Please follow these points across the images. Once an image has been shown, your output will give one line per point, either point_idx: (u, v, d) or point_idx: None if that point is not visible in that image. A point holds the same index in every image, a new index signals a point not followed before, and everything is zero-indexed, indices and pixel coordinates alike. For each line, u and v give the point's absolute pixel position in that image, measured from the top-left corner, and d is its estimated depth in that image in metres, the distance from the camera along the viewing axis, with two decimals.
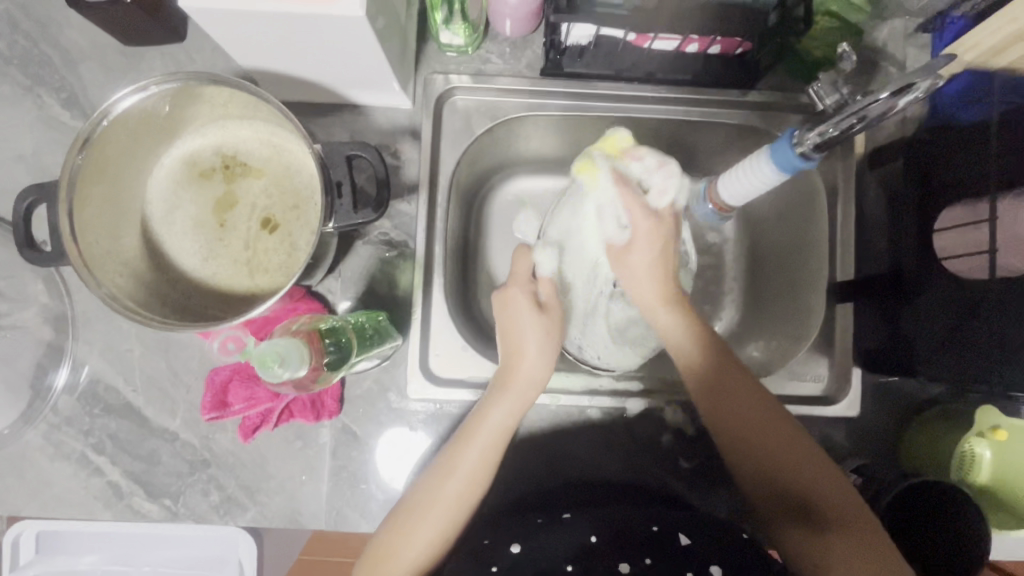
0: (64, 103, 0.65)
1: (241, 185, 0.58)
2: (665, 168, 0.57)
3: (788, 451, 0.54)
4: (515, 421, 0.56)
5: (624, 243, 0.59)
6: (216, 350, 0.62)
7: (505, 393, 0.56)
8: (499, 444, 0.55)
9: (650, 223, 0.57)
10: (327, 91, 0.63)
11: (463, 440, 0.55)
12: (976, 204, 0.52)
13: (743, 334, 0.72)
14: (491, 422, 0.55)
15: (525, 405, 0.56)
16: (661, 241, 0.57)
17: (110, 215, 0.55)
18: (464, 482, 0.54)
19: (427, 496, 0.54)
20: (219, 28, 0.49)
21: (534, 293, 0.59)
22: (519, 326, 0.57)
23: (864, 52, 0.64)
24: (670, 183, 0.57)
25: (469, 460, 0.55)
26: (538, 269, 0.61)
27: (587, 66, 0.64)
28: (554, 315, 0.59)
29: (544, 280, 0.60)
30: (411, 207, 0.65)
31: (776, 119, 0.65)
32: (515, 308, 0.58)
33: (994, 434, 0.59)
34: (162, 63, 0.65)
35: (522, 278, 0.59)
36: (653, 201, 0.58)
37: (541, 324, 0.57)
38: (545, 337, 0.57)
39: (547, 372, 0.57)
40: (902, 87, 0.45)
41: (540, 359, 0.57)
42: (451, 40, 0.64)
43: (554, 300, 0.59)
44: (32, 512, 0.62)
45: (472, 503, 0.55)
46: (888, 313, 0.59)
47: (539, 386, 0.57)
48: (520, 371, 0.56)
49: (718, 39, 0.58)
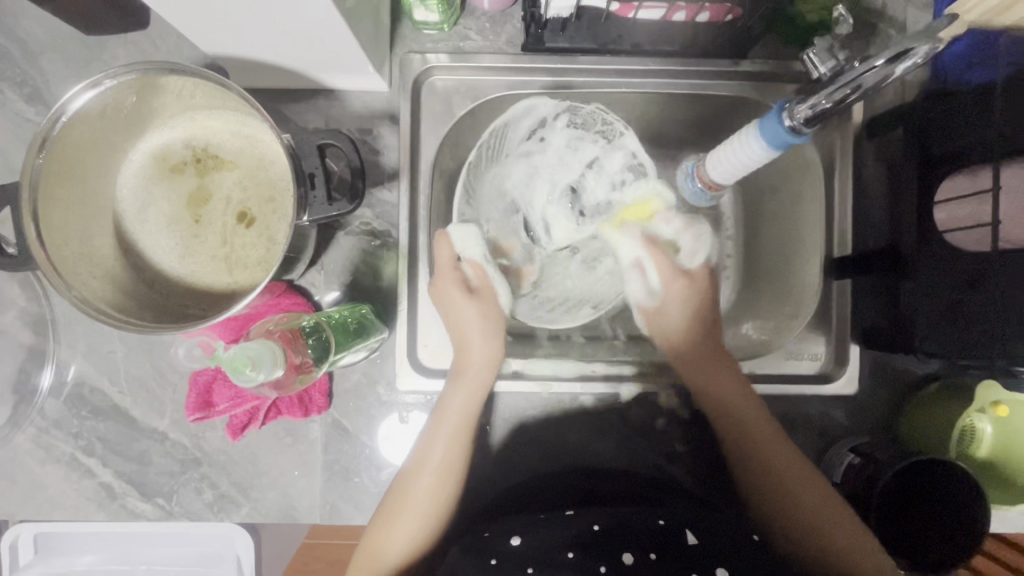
0: (27, 98, 0.62)
1: (214, 179, 0.56)
2: (693, 231, 0.64)
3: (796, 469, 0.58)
4: (475, 405, 0.58)
5: (655, 304, 0.64)
6: (181, 355, 0.58)
7: (461, 380, 0.58)
8: (464, 430, 0.57)
9: (679, 286, 0.63)
10: (298, 77, 0.60)
11: (430, 434, 0.57)
12: (976, 172, 0.51)
13: (738, 313, 0.68)
14: (449, 411, 0.57)
15: (482, 389, 0.58)
16: (694, 298, 0.63)
17: (79, 216, 0.54)
18: (436, 475, 0.56)
19: (403, 488, 0.56)
20: (176, 14, 0.47)
21: (463, 279, 0.60)
22: (459, 316, 0.59)
23: (860, 14, 0.61)
24: (698, 243, 0.65)
25: (437, 452, 0.56)
26: (462, 253, 0.61)
27: (570, 40, 0.60)
28: (489, 297, 0.61)
29: (473, 263, 0.61)
30: (392, 195, 0.63)
31: (770, 88, 0.62)
32: (451, 300, 0.59)
33: (995, 410, 0.58)
34: (124, 52, 0.62)
35: (446, 267, 0.59)
36: (684, 260, 0.65)
37: (479, 310, 0.59)
38: (484, 318, 0.59)
39: (497, 356, 0.59)
40: (899, 53, 0.42)
41: (486, 344, 0.59)
42: (426, 17, 0.60)
43: (485, 282, 0.61)
44: (26, 515, 0.62)
45: (448, 497, 0.56)
46: (886, 290, 0.57)
47: (493, 369, 0.59)
48: (471, 357, 0.58)
49: (707, 5, 0.55)
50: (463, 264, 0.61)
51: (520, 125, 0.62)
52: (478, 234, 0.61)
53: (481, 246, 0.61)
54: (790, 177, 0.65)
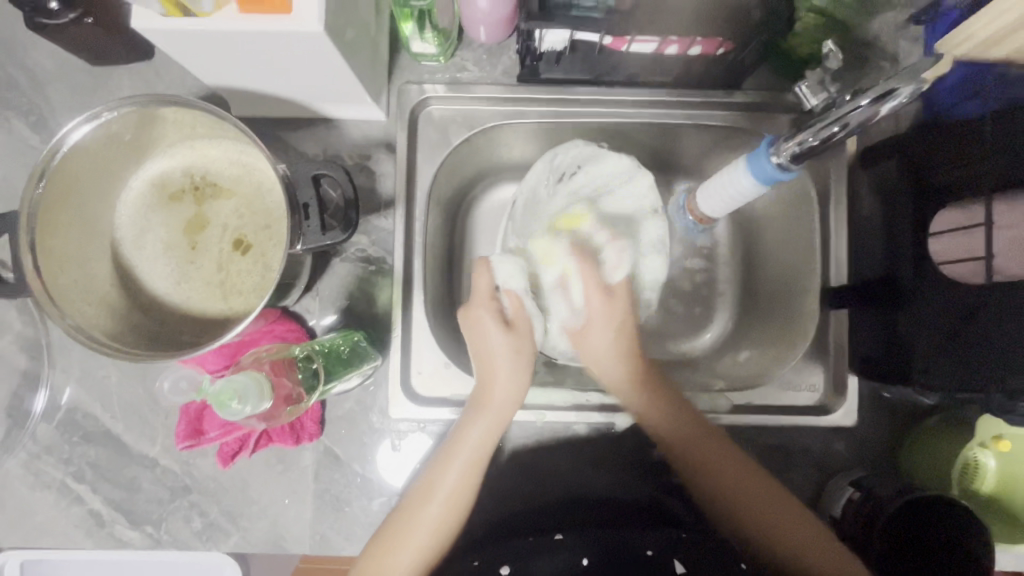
0: (32, 126, 0.64)
1: (211, 207, 0.56)
2: (619, 243, 0.62)
3: (781, 504, 0.56)
4: (492, 440, 0.55)
5: (581, 323, 0.61)
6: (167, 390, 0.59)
7: (482, 412, 0.55)
8: (479, 464, 0.55)
9: (604, 297, 0.60)
10: (298, 106, 0.61)
11: (442, 464, 0.55)
12: (970, 208, 0.52)
13: (736, 341, 0.69)
14: (468, 442, 0.55)
15: (503, 425, 0.55)
16: (616, 316, 0.60)
17: (76, 242, 0.54)
18: (444, 505, 0.54)
19: (406, 520, 0.54)
20: (177, 49, 0.48)
21: (500, 309, 0.56)
22: (488, 346, 0.56)
23: (853, 49, 0.62)
24: (623, 258, 0.61)
25: (448, 482, 0.54)
26: (501, 283, 0.58)
27: (566, 71, 0.62)
28: (524, 331, 0.57)
29: (509, 293, 0.58)
30: (388, 222, 0.64)
31: (763, 119, 0.62)
32: (482, 329, 0.56)
33: (996, 444, 0.57)
34: (129, 82, 0.64)
35: (484, 294, 0.56)
36: (609, 274, 0.61)
37: (511, 343, 0.56)
38: (516, 354, 0.56)
39: (523, 391, 0.56)
40: (883, 94, 0.43)
41: (513, 376, 0.56)
42: (423, 49, 0.62)
43: (521, 314, 0.57)
44: (13, 542, 0.62)
45: (451, 530, 0.54)
46: (886, 320, 0.56)
47: (514, 406, 0.56)
48: (495, 391, 0.55)
49: (699, 40, 0.55)
50: (501, 294, 0.58)
51: (561, 159, 0.63)
52: (522, 268, 0.59)
53: (523, 279, 0.59)
54: (786, 205, 0.65)
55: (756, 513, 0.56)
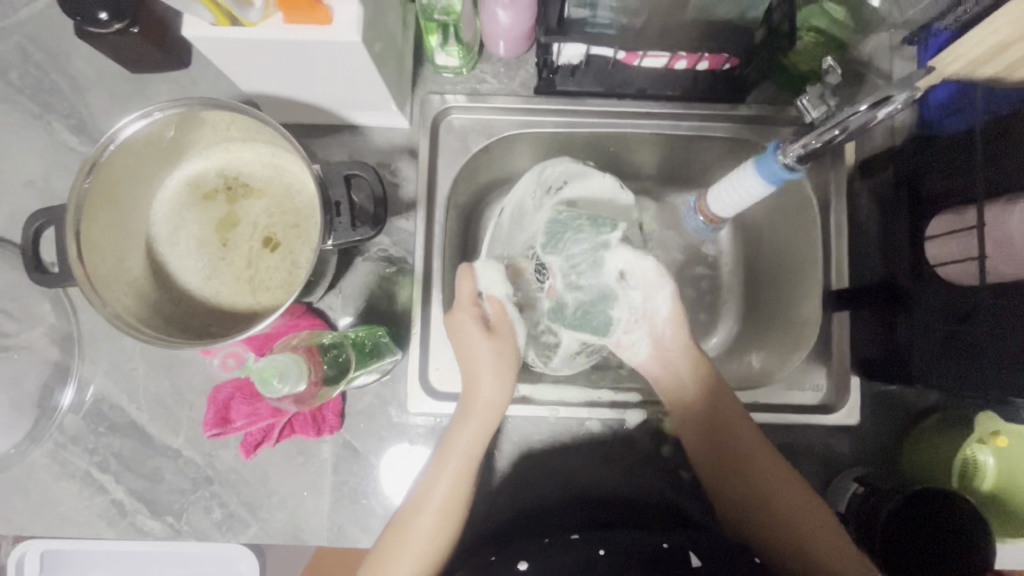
0: (72, 129, 0.67)
1: (243, 206, 0.59)
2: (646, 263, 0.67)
3: (797, 493, 0.58)
4: (481, 443, 0.57)
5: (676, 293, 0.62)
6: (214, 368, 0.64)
7: (469, 416, 0.58)
8: (468, 468, 0.57)
9: None
10: (327, 114, 0.65)
11: (433, 472, 0.57)
12: (963, 211, 0.52)
13: (742, 344, 0.72)
14: (457, 448, 0.57)
15: (490, 428, 0.58)
16: None
17: (115, 237, 0.57)
18: (437, 515, 0.55)
19: (403, 528, 0.55)
20: (222, 57, 0.51)
21: (481, 315, 0.59)
22: (473, 354, 0.58)
23: (849, 68, 0.66)
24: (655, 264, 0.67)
25: (440, 492, 0.56)
26: (484, 288, 0.59)
27: (580, 84, 0.65)
28: (505, 333, 0.59)
29: (492, 298, 0.59)
30: (409, 224, 0.67)
31: (766, 131, 0.66)
32: (466, 335, 0.58)
33: (995, 441, 0.58)
34: (166, 89, 0.67)
35: (467, 300, 0.58)
36: None
37: (494, 348, 0.58)
38: (499, 356, 0.58)
39: (506, 394, 0.58)
40: (880, 100, 0.46)
41: (496, 381, 0.58)
42: (446, 61, 0.66)
43: (503, 318, 0.59)
44: (36, 531, 0.63)
45: (448, 538, 0.56)
46: (885, 322, 0.59)
47: (501, 407, 0.58)
48: (479, 393, 0.58)
49: (706, 56, 0.58)
50: (484, 301, 0.59)
51: (548, 173, 0.65)
52: (503, 272, 0.60)
53: (506, 284, 0.60)
54: (788, 214, 0.68)
55: (768, 504, 0.58)
